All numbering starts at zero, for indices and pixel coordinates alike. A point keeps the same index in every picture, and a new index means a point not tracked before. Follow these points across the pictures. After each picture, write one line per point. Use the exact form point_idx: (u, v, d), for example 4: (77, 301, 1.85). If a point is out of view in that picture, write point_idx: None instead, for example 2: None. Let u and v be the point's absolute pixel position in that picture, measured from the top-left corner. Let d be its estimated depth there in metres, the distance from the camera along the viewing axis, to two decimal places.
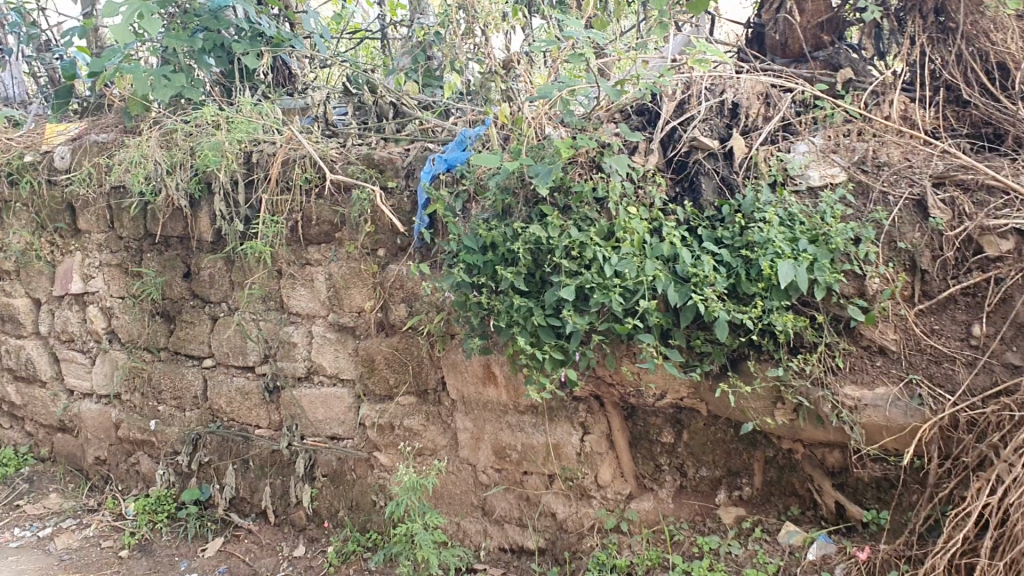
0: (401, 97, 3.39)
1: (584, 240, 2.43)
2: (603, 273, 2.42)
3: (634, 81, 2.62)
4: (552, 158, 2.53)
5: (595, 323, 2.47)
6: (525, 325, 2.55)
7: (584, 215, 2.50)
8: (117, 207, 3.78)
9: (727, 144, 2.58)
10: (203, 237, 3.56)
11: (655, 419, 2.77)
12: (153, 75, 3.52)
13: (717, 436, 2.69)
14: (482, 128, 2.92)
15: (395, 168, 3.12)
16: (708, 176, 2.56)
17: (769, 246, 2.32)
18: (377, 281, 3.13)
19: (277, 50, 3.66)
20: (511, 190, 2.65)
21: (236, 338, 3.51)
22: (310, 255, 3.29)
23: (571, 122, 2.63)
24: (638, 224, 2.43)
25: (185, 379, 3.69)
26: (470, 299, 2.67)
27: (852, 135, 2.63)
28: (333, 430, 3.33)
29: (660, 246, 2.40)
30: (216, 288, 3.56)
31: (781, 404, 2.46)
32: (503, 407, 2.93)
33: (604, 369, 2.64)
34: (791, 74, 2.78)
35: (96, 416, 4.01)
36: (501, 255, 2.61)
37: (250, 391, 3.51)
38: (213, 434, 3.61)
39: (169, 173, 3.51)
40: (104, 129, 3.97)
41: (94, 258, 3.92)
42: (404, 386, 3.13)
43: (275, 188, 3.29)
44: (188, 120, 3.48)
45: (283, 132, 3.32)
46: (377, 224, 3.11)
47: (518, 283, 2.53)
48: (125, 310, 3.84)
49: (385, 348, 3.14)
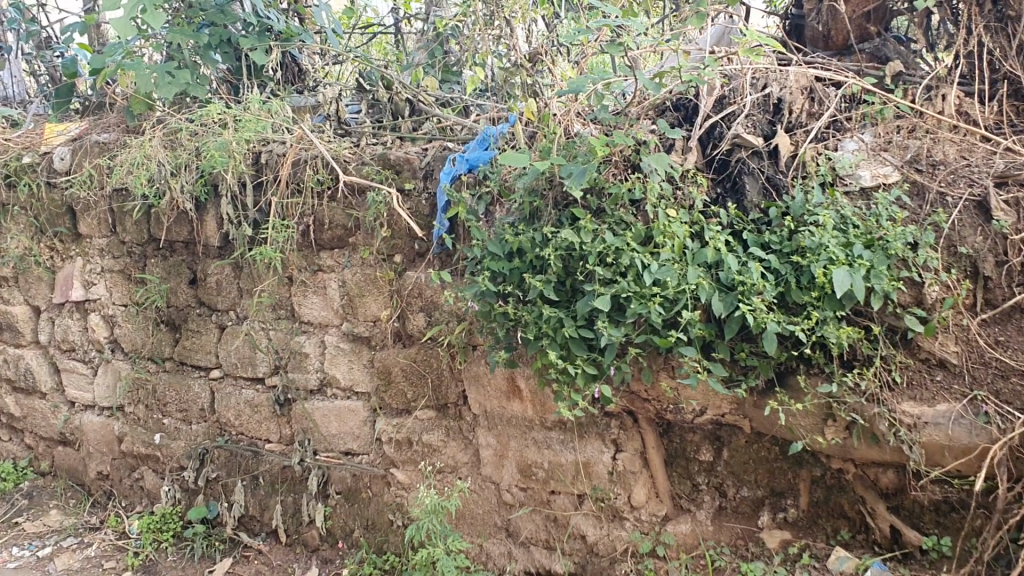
0: (418, 93, 3.18)
1: (619, 246, 2.26)
2: (640, 282, 2.24)
3: (674, 75, 2.45)
4: (585, 156, 2.35)
5: (631, 335, 2.30)
6: (555, 337, 2.38)
7: (619, 219, 2.32)
8: (120, 211, 3.61)
9: (772, 141, 2.39)
10: (210, 242, 3.40)
11: (693, 435, 2.58)
12: (156, 72, 3.36)
13: (760, 454, 2.50)
14: (506, 127, 2.72)
15: (412, 169, 2.94)
16: (753, 176, 2.37)
17: (823, 252, 2.12)
18: (393, 288, 2.96)
19: (287, 45, 3.50)
20: (539, 192, 2.46)
21: (245, 348, 3.34)
22: (322, 261, 3.13)
23: (606, 119, 2.46)
24: (678, 229, 2.24)
25: (191, 391, 3.53)
26: (495, 309, 2.50)
27: (903, 132, 2.42)
28: (347, 446, 3.17)
29: (704, 252, 2.22)
30: (223, 296, 3.39)
31: (833, 422, 2.27)
32: (528, 423, 2.76)
33: (640, 383, 2.47)
34: (839, 66, 2.56)
35: (98, 429, 3.85)
36: (529, 262, 2.44)
37: (260, 404, 3.35)
38: (220, 448, 3.46)
39: (174, 174, 3.34)
40: (107, 127, 3.79)
41: (96, 264, 3.76)
42: (422, 400, 2.96)
43: (285, 191, 3.12)
44: (194, 118, 3.32)
45: (294, 130, 3.14)
46: (394, 228, 2.94)
47: (548, 292, 2.36)
48: (127, 318, 3.68)
49: (402, 359, 2.97)
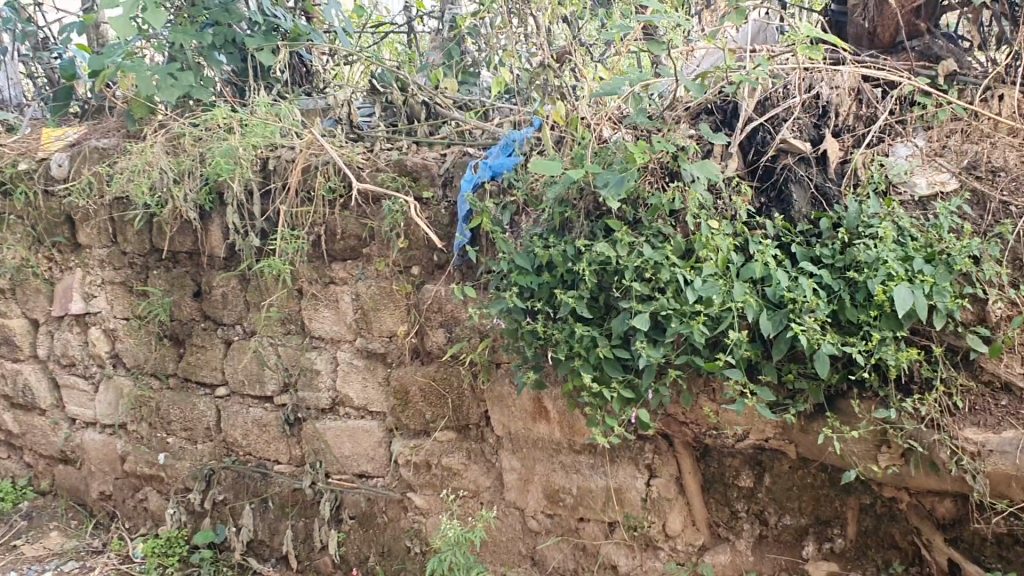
0: (435, 96, 3.04)
1: (658, 260, 2.09)
2: (681, 298, 2.08)
3: (719, 74, 2.25)
4: (622, 164, 2.17)
5: (670, 356, 2.14)
6: (587, 357, 2.22)
7: (657, 231, 2.16)
8: (121, 221, 3.45)
9: (819, 148, 2.22)
10: (216, 253, 3.25)
11: (732, 460, 2.41)
12: (156, 74, 3.23)
13: (805, 480, 2.33)
14: (530, 131, 2.56)
15: (430, 176, 2.78)
16: (800, 184, 2.21)
17: (880, 266, 1.95)
18: (411, 302, 2.81)
19: (295, 45, 3.34)
20: (569, 203, 2.30)
21: (253, 365, 3.19)
22: (334, 273, 2.96)
23: (642, 124, 2.28)
24: (722, 242, 2.08)
25: (196, 409, 3.37)
26: (522, 327, 2.34)
27: (956, 137, 2.22)
28: (361, 468, 3.01)
29: (751, 266, 2.05)
30: (230, 309, 3.24)
31: (887, 449, 2.07)
32: (556, 446, 2.60)
33: (677, 406, 2.31)
34: (893, 66, 2.32)
35: (100, 447, 3.70)
36: (560, 277, 2.28)
37: (268, 423, 3.19)
38: (228, 469, 3.32)
39: (177, 182, 3.19)
40: (107, 133, 3.63)
41: (96, 275, 3.60)
42: (441, 421, 2.80)
43: (295, 199, 2.95)
44: (198, 123, 3.16)
45: (303, 135, 2.98)
46: (411, 238, 2.78)
47: (581, 310, 2.20)
48: (129, 332, 3.52)
49: (420, 377, 2.81)
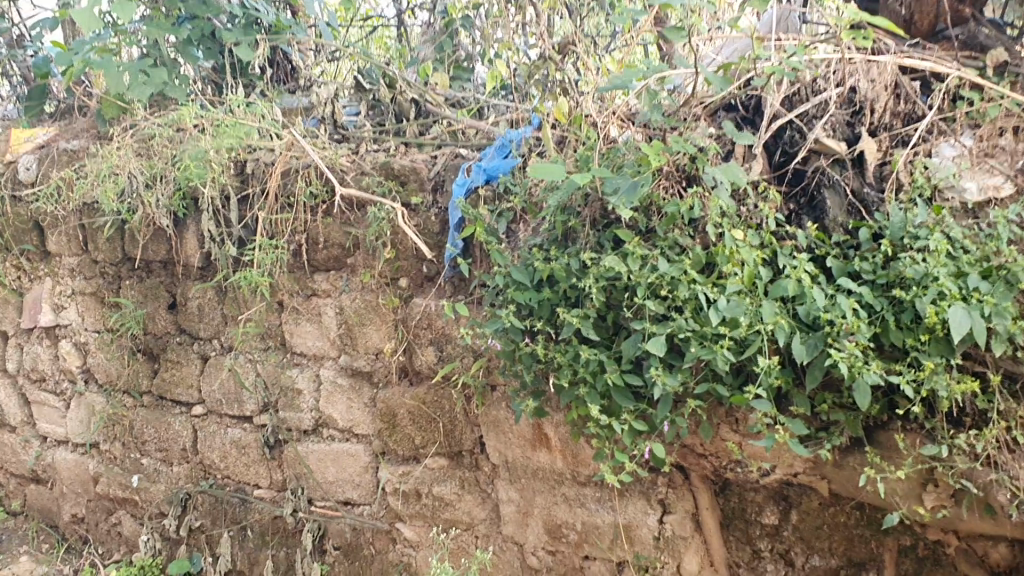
0: (425, 92, 2.79)
1: (675, 275, 1.87)
2: (702, 319, 1.87)
3: (745, 65, 2.00)
4: (633, 167, 1.92)
5: (689, 384, 1.93)
6: (594, 384, 1.99)
7: (673, 241, 1.94)
8: (91, 228, 3.21)
9: (856, 147, 2.01)
10: (191, 262, 3.01)
11: (755, 495, 2.18)
12: (129, 70, 2.97)
13: (836, 519, 2.10)
14: (528, 129, 2.33)
15: (419, 180, 2.55)
16: (833, 189, 2.00)
17: (930, 283, 1.73)
18: (399, 317, 2.57)
19: (276, 38, 3.09)
20: (573, 210, 2.06)
21: (230, 383, 2.95)
22: (317, 285, 2.73)
23: (655, 122, 2.03)
24: (749, 254, 1.87)
25: (172, 429, 3.13)
26: (520, 349, 2.10)
27: (1009, 134, 1.97)
28: (346, 495, 2.78)
29: (783, 283, 1.84)
30: (206, 322, 3.00)
31: (934, 488, 1.87)
32: (558, 477, 2.37)
33: (696, 438, 2.10)
34: (938, 58, 2.08)
35: (72, 468, 3.44)
36: (562, 293, 2.04)
37: (248, 445, 2.96)
38: (205, 494, 3.08)
39: (149, 187, 2.95)
40: (77, 134, 3.39)
41: (67, 285, 3.36)
42: (432, 447, 2.56)
43: (274, 205, 2.73)
44: (169, 122, 2.93)
45: (282, 136, 2.74)
46: (399, 248, 2.55)
47: (587, 331, 1.96)
48: (101, 346, 3.28)
49: (409, 400, 2.57)
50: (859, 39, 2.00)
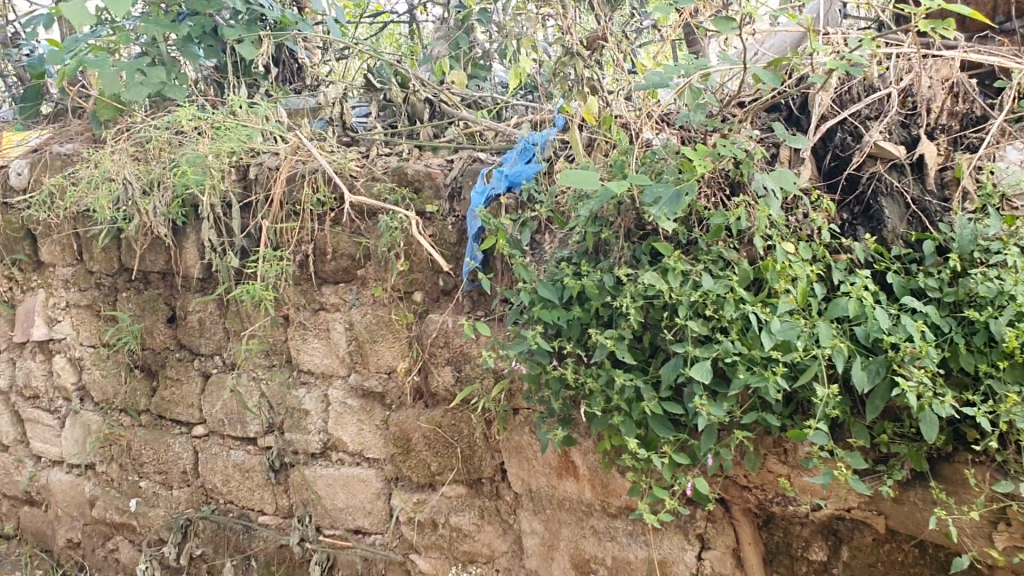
0: (440, 92, 2.63)
1: (722, 293, 1.69)
2: (749, 341, 1.68)
3: (796, 61, 1.82)
4: (675, 174, 1.74)
5: (735, 413, 1.74)
6: (629, 412, 1.81)
7: (717, 255, 1.75)
8: (86, 237, 3.04)
9: (915, 151, 1.81)
10: (191, 273, 2.83)
11: (802, 528, 2.00)
12: (124, 70, 2.79)
13: (892, 557, 1.91)
14: (552, 131, 2.15)
15: (435, 186, 2.38)
16: (891, 198, 1.81)
17: (1006, 302, 1.54)
18: (412, 334, 2.39)
19: (281, 35, 2.92)
20: (604, 220, 1.88)
21: (233, 404, 2.78)
22: (325, 298, 2.56)
23: (697, 122, 1.84)
24: (802, 269, 1.69)
25: (171, 451, 2.96)
26: (547, 373, 1.91)
27: None
28: (357, 523, 2.60)
29: (840, 303, 1.65)
30: (207, 338, 2.82)
31: (1005, 528, 1.67)
32: (586, 507, 2.20)
33: (741, 468, 1.93)
34: (1005, 54, 1.89)
35: (66, 490, 3.26)
36: (594, 312, 1.86)
37: (251, 468, 2.78)
38: (207, 520, 2.90)
39: (145, 194, 2.78)
40: (70, 137, 3.22)
41: (61, 297, 3.18)
42: (449, 474, 2.38)
43: (279, 213, 2.56)
44: (167, 123, 2.74)
45: (288, 139, 2.57)
46: (412, 259, 2.38)
47: (622, 353, 1.78)
48: (97, 361, 3.10)
49: (424, 423, 2.40)
50: (940, 26, 1.72)
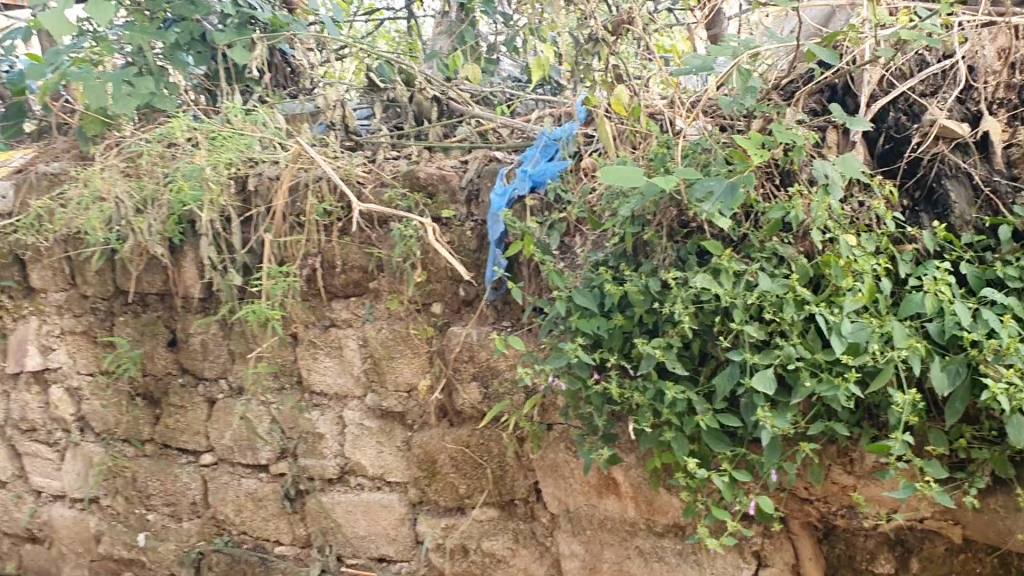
0: (447, 90, 2.47)
1: (781, 294, 1.55)
2: (814, 345, 1.55)
3: (851, 35, 1.67)
4: (722, 166, 1.61)
5: (801, 423, 1.61)
6: (681, 427, 1.68)
7: (771, 252, 1.61)
8: (78, 259, 2.86)
9: (979, 128, 1.67)
10: (191, 294, 2.67)
11: (866, 541, 1.84)
12: (109, 81, 2.63)
13: (967, 567, 1.76)
14: (575, 125, 2.01)
15: (450, 190, 2.23)
16: (956, 180, 1.67)
17: None
18: (433, 350, 2.25)
19: (273, 36, 2.76)
20: (644, 220, 1.74)
21: (243, 430, 2.62)
22: (335, 314, 2.40)
23: (752, 104, 1.68)
24: (868, 264, 1.54)
25: (179, 481, 2.79)
26: (588, 388, 1.77)
27: None
28: (380, 551, 2.45)
29: (914, 299, 1.51)
30: (212, 361, 2.66)
31: None
32: (630, 527, 2.05)
33: (801, 480, 1.78)
34: None
35: (70, 526, 3.05)
36: (638, 319, 1.72)
37: (265, 497, 2.63)
38: (220, 552, 2.74)
39: (139, 212, 2.61)
40: (56, 156, 3.05)
41: (54, 325, 2.96)
42: (479, 496, 2.24)
43: (282, 225, 2.38)
44: (159, 137, 2.61)
45: (288, 147, 2.42)
46: (429, 269, 2.24)
47: (672, 364, 1.64)
48: (96, 391, 2.92)
49: (450, 444, 2.25)
50: None
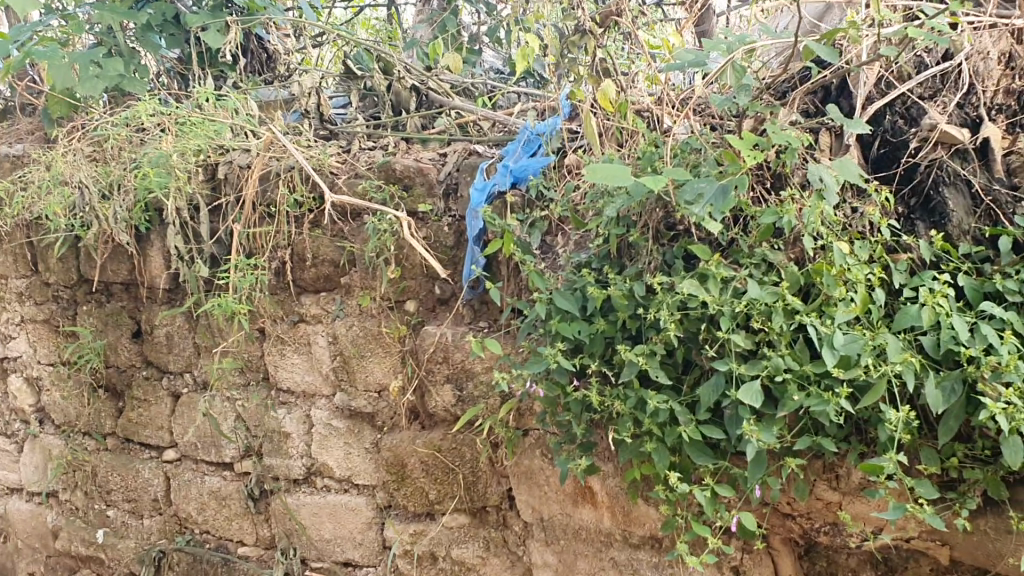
0: (427, 79, 2.42)
1: (771, 302, 1.48)
2: (804, 357, 1.48)
3: (849, 34, 1.60)
4: (712, 167, 1.54)
5: (787, 437, 1.54)
6: (662, 438, 1.61)
7: (761, 258, 1.54)
8: (41, 245, 2.73)
9: (979, 134, 1.60)
10: (157, 284, 2.57)
11: (849, 558, 1.78)
12: (76, 61, 2.53)
13: None
14: (560, 119, 1.96)
15: (427, 183, 2.14)
16: (954, 188, 1.60)
17: None
18: (405, 349, 2.17)
19: (249, 20, 2.66)
20: (629, 221, 1.67)
21: (207, 427, 2.52)
22: (304, 309, 2.31)
23: (744, 104, 1.62)
24: (862, 273, 1.47)
25: (140, 478, 2.69)
26: (567, 395, 1.70)
27: None
28: (346, 555, 2.36)
29: (909, 311, 1.44)
30: (177, 354, 2.56)
31: None
32: (605, 537, 1.97)
33: (785, 495, 1.71)
34: None
35: (27, 520, 2.95)
36: (620, 323, 1.65)
37: (228, 496, 2.54)
38: (181, 551, 2.64)
39: (104, 198, 2.50)
40: (20, 137, 2.94)
41: (14, 312, 2.87)
42: (449, 502, 2.15)
43: (252, 216, 2.30)
44: (126, 121, 2.49)
45: (261, 134, 2.32)
46: (404, 265, 2.16)
47: (655, 372, 1.57)
48: (57, 381, 2.82)
49: (420, 448, 2.16)
50: None
